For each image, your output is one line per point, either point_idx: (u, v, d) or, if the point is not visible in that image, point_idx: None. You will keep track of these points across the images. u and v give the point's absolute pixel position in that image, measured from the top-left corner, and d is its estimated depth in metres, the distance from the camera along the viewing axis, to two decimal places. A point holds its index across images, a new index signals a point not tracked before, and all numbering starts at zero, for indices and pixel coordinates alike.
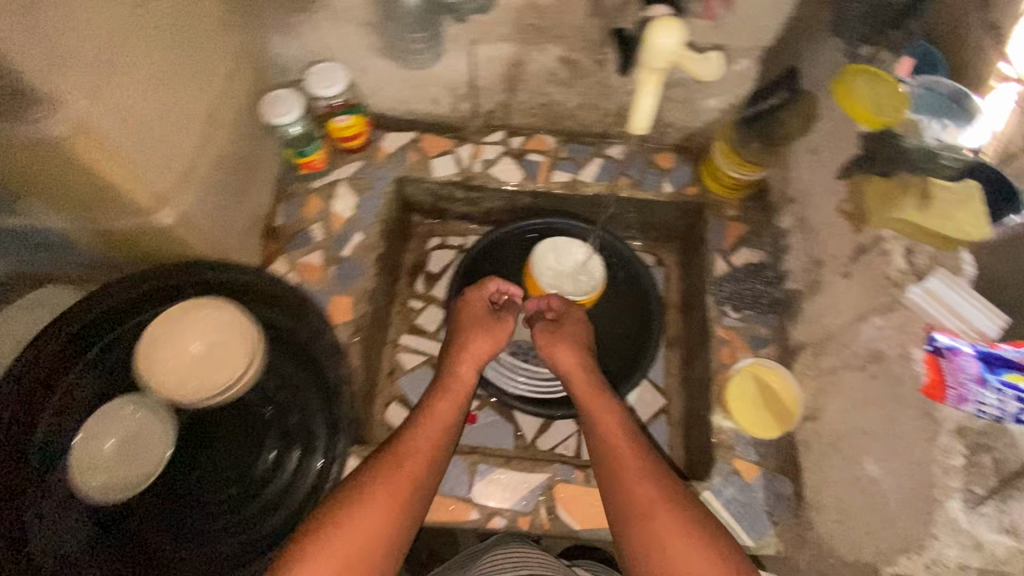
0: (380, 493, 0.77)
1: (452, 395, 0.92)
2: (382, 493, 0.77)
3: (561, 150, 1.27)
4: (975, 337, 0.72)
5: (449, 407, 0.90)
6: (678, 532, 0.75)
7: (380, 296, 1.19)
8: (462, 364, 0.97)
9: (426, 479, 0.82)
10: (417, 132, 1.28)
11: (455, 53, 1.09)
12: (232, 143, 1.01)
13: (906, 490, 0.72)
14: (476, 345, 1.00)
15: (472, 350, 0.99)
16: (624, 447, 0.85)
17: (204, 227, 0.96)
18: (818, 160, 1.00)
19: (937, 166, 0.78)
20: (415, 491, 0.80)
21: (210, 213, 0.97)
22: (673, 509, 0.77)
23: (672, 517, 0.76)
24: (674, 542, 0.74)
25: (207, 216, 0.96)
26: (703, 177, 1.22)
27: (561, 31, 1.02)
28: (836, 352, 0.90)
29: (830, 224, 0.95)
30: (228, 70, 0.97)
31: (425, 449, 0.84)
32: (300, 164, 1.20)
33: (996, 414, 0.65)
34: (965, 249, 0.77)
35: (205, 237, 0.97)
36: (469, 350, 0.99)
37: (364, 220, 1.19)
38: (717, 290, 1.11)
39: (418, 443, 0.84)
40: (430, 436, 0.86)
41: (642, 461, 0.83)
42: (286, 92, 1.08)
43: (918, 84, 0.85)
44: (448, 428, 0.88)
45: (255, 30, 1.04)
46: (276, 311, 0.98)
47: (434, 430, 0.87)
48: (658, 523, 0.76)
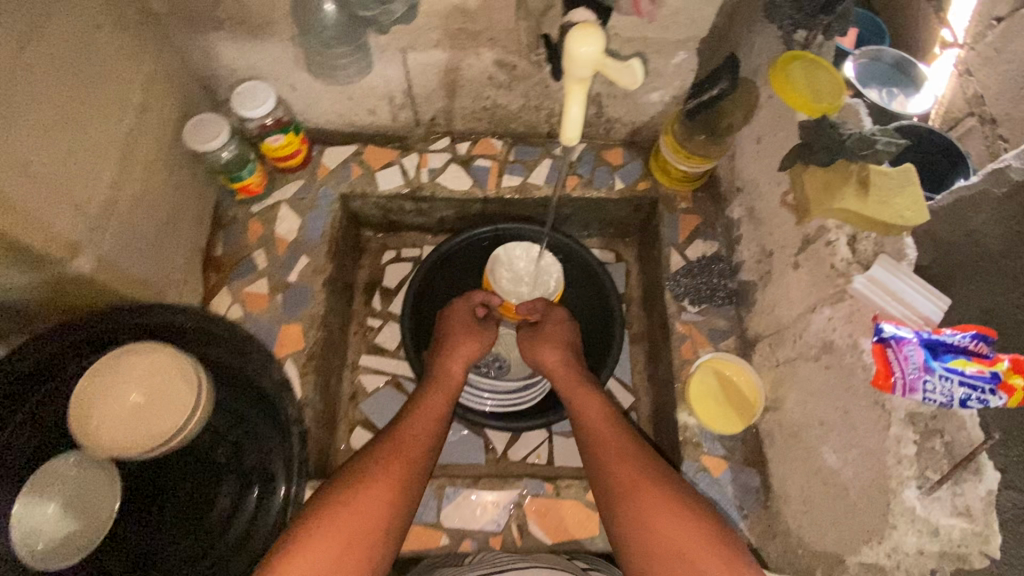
0: (376, 483, 0.80)
1: (442, 394, 0.97)
2: (378, 482, 0.80)
3: (509, 154, 1.24)
4: (920, 323, 0.72)
5: (440, 405, 0.95)
6: (659, 502, 0.76)
7: (333, 319, 1.15)
8: (451, 366, 1.02)
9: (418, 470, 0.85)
10: (358, 145, 1.23)
11: (387, 63, 1.04)
12: (155, 176, 0.95)
13: (864, 479, 0.72)
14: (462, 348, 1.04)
15: (458, 353, 1.04)
16: (607, 430, 0.88)
17: (126, 268, 0.88)
18: (762, 150, 1.00)
19: (875, 154, 0.78)
20: (407, 482, 0.83)
21: (130, 253, 0.89)
22: (654, 480, 0.79)
23: (652, 487, 0.78)
24: (656, 512, 0.75)
25: (127, 256, 0.89)
26: (653, 171, 1.21)
27: (493, 34, 0.98)
28: (790, 343, 0.90)
29: (776, 214, 0.95)
30: (141, 98, 0.90)
31: (417, 442, 0.88)
32: (237, 190, 1.13)
33: (944, 400, 0.66)
34: (905, 234, 0.76)
35: (126, 279, 0.89)
36: (456, 353, 1.04)
37: (310, 241, 1.14)
38: (674, 286, 1.10)
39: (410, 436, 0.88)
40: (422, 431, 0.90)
41: (623, 440, 0.86)
42: (212, 116, 1.02)
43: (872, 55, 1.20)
44: (438, 425, 0.92)
45: (169, 53, 0.97)
46: (215, 349, 0.91)
47: (425, 426, 0.91)
48: (639, 494, 0.78)
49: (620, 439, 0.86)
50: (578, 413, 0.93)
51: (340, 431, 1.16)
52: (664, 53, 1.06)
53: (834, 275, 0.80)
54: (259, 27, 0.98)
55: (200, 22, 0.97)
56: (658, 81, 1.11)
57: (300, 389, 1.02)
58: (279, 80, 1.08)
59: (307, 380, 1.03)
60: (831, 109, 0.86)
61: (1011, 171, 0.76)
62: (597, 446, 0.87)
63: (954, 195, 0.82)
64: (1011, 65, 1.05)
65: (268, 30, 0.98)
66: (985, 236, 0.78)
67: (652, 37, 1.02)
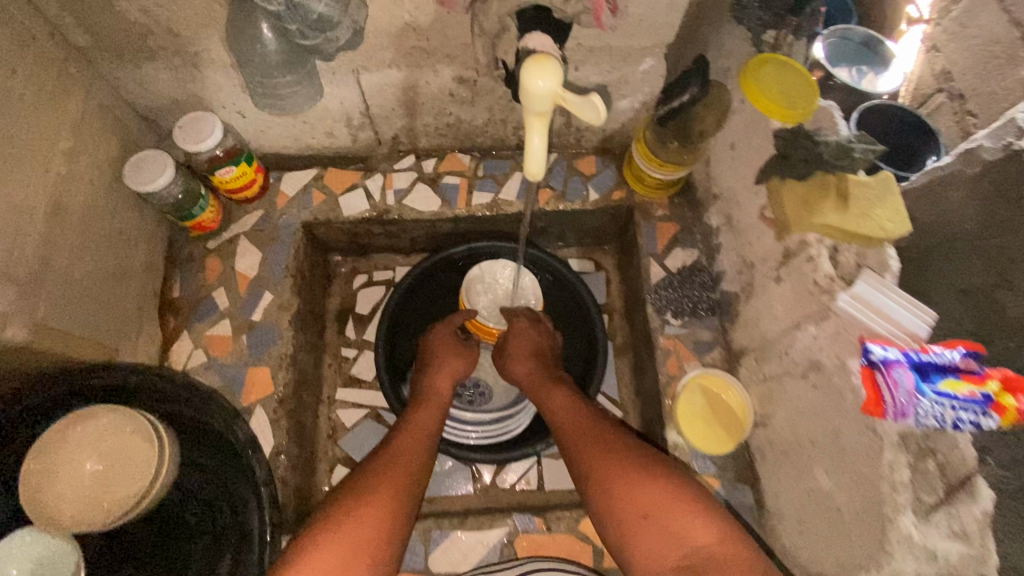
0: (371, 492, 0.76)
1: (430, 407, 0.94)
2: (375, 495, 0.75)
3: (477, 169, 1.18)
4: (908, 340, 0.69)
5: (429, 419, 0.92)
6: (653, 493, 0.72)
7: (304, 356, 1.10)
8: (436, 381, 0.99)
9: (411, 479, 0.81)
10: (318, 169, 1.17)
11: (339, 85, 0.98)
12: (94, 223, 0.88)
13: (862, 503, 0.70)
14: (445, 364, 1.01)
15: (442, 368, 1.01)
16: (593, 428, 0.85)
17: (64, 326, 0.82)
18: (738, 156, 0.96)
19: (852, 163, 0.76)
20: (406, 491, 0.78)
21: (67, 311, 0.82)
22: (647, 472, 0.75)
23: (645, 478, 0.74)
24: (653, 504, 0.72)
25: (65, 313, 0.82)
26: (628, 178, 1.17)
27: (449, 50, 0.93)
28: (778, 358, 0.87)
29: (756, 223, 0.92)
30: (72, 143, 0.83)
31: (411, 452, 0.84)
32: (191, 227, 1.06)
33: (936, 424, 0.63)
34: (888, 245, 0.73)
35: (65, 339, 0.82)
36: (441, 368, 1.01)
37: (272, 276, 1.08)
38: (656, 299, 1.07)
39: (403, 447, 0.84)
40: (415, 442, 0.86)
41: (612, 437, 0.83)
42: (153, 153, 0.94)
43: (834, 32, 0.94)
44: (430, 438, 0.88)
45: (98, 88, 0.90)
46: (175, 405, 0.86)
47: (417, 437, 0.87)
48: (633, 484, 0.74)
49: (611, 436, 0.83)
50: (570, 418, 0.89)
51: (320, 471, 1.11)
52: (631, 60, 1.01)
53: (818, 291, 0.78)
54: (195, 55, 0.90)
55: (129, 53, 0.89)
56: (626, 87, 1.07)
57: (272, 437, 0.96)
58: (225, 108, 1.01)
59: (279, 427, 0.97)
60: (801, 115, 0.83)
61: (983, 150, 0.68)
62: (580, 445, 0.83)
63: (929, 174, 0.76)
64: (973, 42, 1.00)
65: (207, 58, 0.91)
66: (959, 219, 0.71)
67: (617, 45, 0.98)
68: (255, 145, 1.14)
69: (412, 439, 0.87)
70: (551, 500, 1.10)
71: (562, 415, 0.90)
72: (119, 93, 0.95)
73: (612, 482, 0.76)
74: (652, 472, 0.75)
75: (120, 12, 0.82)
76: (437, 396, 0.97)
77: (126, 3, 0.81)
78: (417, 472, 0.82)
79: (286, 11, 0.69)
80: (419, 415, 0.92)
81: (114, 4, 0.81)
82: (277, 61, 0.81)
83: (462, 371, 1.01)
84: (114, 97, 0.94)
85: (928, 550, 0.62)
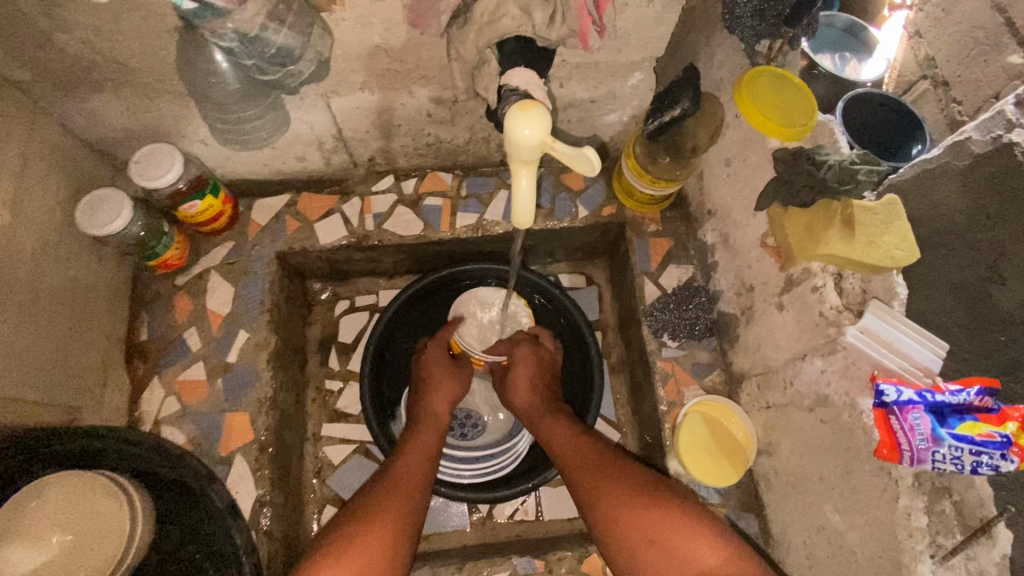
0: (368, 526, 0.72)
1: (428, 432, 0.90)
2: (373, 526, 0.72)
3: (460, 188, 1.12)
4: (921, 376, 0.65)
5: (428, 444, 0.87)
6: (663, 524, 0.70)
7: (285, 395, 1.03)
8: (430, 405, 0.94)
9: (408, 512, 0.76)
10: (292, 194, 1.10)
11: (308, 110, 0.92)
12: (44, 274, 0.81)
13: (878, 545, 0.67)
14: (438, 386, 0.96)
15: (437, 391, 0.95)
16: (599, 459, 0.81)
17: (8, 395, 0.75)
18: (734, 172, 0.92)
19: (856, 187, 0.71)
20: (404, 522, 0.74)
21: (11, 376, 0.75)
22: (658, 498, 0.72)
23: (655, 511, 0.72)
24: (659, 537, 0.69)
25: (8, 380, 0.75)
26: (618, 193, 1.12)
27: (425, 71, 0.87)
28: (783, 387, 0.84)
29: (756, 244, 0.88)
30: (15, 190, 0.76)
31: (408, 482, 0.79)
32: (156, 265, 0.99)
33: (954, 468, 0.59)
34: (896, 272, 0.69)
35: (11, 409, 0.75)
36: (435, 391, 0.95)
37: (247, 312, 1.01)
38: (651, 321, 1.02)
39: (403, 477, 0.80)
40: (414, 471, 0.82)
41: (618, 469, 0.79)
42: (109, 191, 0.87)
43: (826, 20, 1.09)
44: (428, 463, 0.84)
45: (39, 123, 0.82)
46: (146, 463, 0.80)
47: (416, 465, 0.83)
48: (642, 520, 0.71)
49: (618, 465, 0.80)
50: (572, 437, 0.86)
51: (310, 514, 1.06)
52: (619, 75, 0.96)
53: (825, 323, 0.74)
54: (147, 85, 0.83)
55: (74, 86, 0.82)
56: (614, 102, 1.01)
57: (255, 488, 0.91)
58: (186, 137, 0.94)
59: (262, 476, 0.92)
60: (802, 133, 0.79)
61: (972, 143, 0.64)
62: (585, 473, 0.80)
63: (916, 167, 0.72)
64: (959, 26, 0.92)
65: (161, 88, 0.84)
66: (947, 213, 0.67)
67: (604, 60, 0.92)
68: (221, 172, 1.06)
69: (412, 466, 0.82)
70: (551, 532, 1.06)
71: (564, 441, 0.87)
72: (65, 128, 0.87)
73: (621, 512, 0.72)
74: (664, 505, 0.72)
75: (59, 44, 0.75)
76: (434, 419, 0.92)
77: (66, 34, 0.73)
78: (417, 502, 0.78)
79: (240, 47, 0.64)
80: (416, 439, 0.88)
81: (52, 36, 0.73)
82: (235, 93, 0.75)
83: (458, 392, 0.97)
84: (61, 133, 0.86)
85: None
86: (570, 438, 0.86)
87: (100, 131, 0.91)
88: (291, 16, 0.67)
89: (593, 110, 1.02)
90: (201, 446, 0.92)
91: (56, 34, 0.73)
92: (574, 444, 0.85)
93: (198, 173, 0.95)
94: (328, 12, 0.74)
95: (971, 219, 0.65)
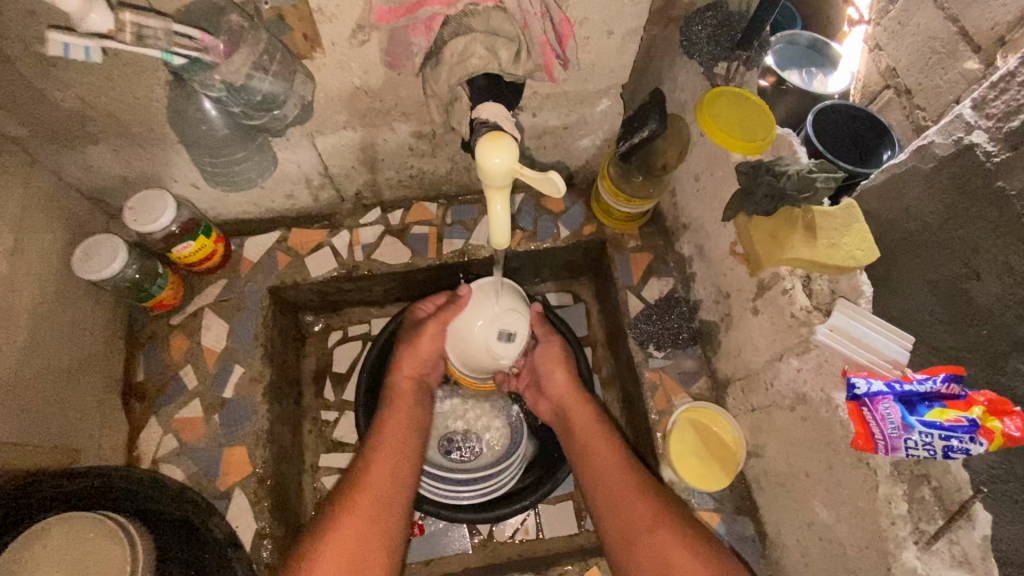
0: (360, 516, 0.80)
1: (401, 407, 0.95)
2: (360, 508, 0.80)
3: (445, 216, 1.16)
4: (891, 368, 0.69)
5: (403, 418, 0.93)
6: (678, 545, 0.76)
7: (282, 427, 1.05)
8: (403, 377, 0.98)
9: (393, 492, 0.83)
10: (283, 230, 1.14)
11: (295, 150, 0.96)
12: (42, 318, 0.84)
13: (866, 535, 0.69)
14: (409, 353, 0.99)
15: (404, 361, 0.99)
16: (625, 473, 0.85)
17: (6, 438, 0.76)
18: (705, 186, 0.97)
19: (815, 194, 0.75)
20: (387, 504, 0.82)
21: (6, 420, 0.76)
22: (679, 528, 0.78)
23: (675, 528, 0.78)
24: (675, 552, 0.76)
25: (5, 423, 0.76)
26: (598, 213, 1.16)
27: (403, 109, 0.92)
28: (765, 389, 0.87)
29: (728, 253, 0.93)
30: (11, 241, 0.79)
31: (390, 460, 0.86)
32: (151, 306, 1.02)
33: (926, 454, 0.62)
34: (859, 272, 0.73)
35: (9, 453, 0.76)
36: (404, 359, 0.99)
37: (241, 347, 1.03)
38: (636, 332, 1.06)
39: (384, 462, 0.86)
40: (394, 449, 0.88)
41: (641, 482, 0.84)
42: (104, 237, 0.90)
43: (784, 38, 1.08)
44: (405, 441, 0.90)
45: (37, 177, 0.86)
46: (146, 501, 0.80)
47: (396, 443, 0.89)
48: (662, 535, 0.77)
49: (640, 480, 0.84)
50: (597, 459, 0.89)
51: None
52: (588, 102, 1.00)
53: (796, 324, 0.78)
54: (140, 136, 0.87)
55: (69, 139, 0.86)
56: (586, 127, 1.06)
57: (254, 521, 0.92)
58: (177, 182, 0.98)
59: (261, 509, 0.93)
60: (762, 146, 0.84)
61: (935, 147, 0.69)
62: (603, 487, 0.86)
63: (887, 171, 0.76)
64: (917, 38, 0.97)
65: (151, 137, 0.88)
66: (918, 214, 0.72)
67: (573, 90, 0.97)
68: (212, 213, 1.10)
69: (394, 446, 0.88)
70: (552, 550, 1.07)
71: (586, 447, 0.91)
72: (61, 179, 0.91)
73: (639, 534, 0.79)
74: (683, 524, 0.78)
75: (54, 100, 0.79)
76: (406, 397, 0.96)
77: (60, 91, 0.78)
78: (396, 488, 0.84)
79: (228, 95, 0.68)
80: (391, 416, 0.93)
81: (48, 94, 0.78)
82: (223, 138, 0.79)
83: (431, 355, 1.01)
84: (56, 184, 0.90)
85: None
86: (595, 447, 0.90)
87: (93, 180, 0.94)
88: (274, 65, 0.71)
89: (566, 136, 1.07)
90: (199, 482, 0.93)
91: (51, 91, 0.78)
92: (602, 454, 0.89)
93: (190, 215, 0.99)
94: (310, 59, 0.79)
95: (943, 213, 0.69)
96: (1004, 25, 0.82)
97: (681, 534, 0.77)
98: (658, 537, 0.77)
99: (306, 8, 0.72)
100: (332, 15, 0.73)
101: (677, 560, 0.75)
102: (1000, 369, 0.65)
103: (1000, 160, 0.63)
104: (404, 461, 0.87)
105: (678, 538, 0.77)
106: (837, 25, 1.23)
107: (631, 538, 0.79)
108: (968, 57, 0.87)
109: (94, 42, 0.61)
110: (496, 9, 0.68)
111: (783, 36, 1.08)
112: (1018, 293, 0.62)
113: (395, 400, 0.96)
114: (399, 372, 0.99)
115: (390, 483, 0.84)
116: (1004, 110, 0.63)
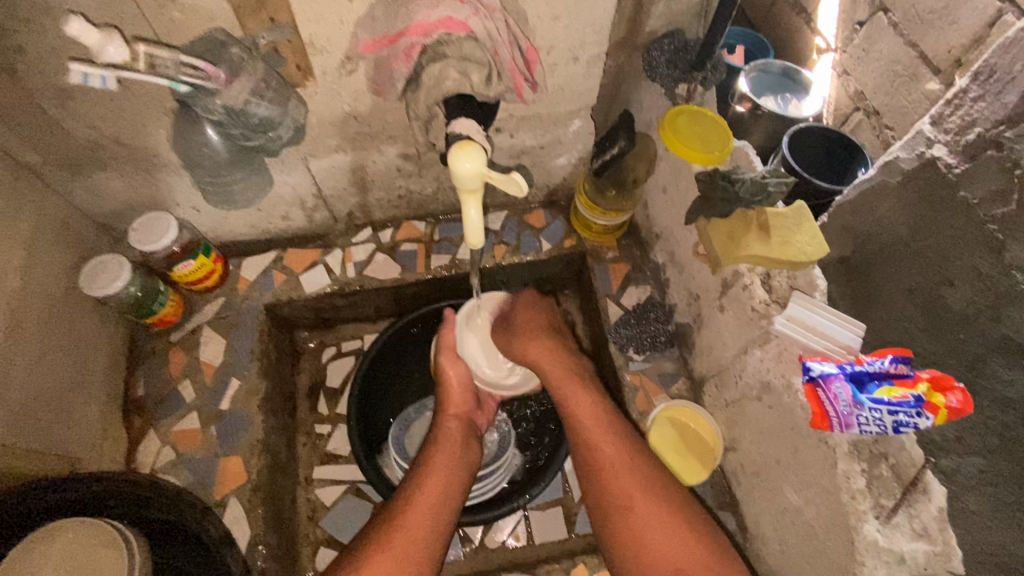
0: (392, 549, 0.77)
1: (448, 444, 0.92)
2: (397, 541, 0.78)
3: (434, 234, 1.23)
4: (844, 353, 0.74)
5: (449, 453, 0.90)
6: (654, 511, 0.80)
7: (276, 438, 1.08)
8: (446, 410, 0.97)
9: (430, 537, 0.80)
10: (279, 250, 1.20)
11: (290, 173, 1.04)
12: (50, 331, 0.89)
13: (831, 512, 0.73)
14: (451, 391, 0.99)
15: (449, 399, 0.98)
16: (610, 446, 0.86)
17: (12, 443, 0.80)
18: (671, 196, 1.04)
19: (768, 198, 0.83)
20: (427, 537, 0.80)
21: (12, 425, 0.80)
22: (660, 496, 0.81)
23: (652, 495, 0.81)
24: (646, 520, 0.79)
25: (11, 428, 0.80)
26: (576, 227, 1.23)
27: (391, 132, 1.00)
28: (735, 383, 0.92)
29: (695, 258, 0.99)
30: (24, 259, 0.85)
31: (434, 496, 0.84)
32: (152, 322, 1.06)
33: (879, 429, 0.66)
34: (813, 266, 0.79)
35: (14, 457, 0.80)
36: (450, 396, 0.98)
37: (238, 361, 1.08)
38: (616, 337, 1.10)
39: (427, 503, 0.82)
40: (436, 487, 0.85)
41: (617, 448, 0.85)
42: (109, 257, 0.96)
43: (759, 66, 1.17)
44: (454, 476, 0.87)
45: (49, 201, 0.93)
46: (141, 506, 0.83)
47: (440, 485, 0.85)
48: (638, 503, 0.81)
49: (623, 452, 0.85)
50: (603, 443, 0.86)
51: (304, 558, 1.05)
52: (561, 123, 1.08)
53: (757, 317, 0.84)
54: (146, 162, 0.95)
55: (80, 166, 0.93)
56: (561, 147, 1.14)
57: (249, 529, 0.94)
58: (180, 205, 1.05)
59: (255, 516, 0.95)
60: (719, 157, 0.91)
61: (901, 161, 0.75)
62: (600, 477, 0.85)
63: (858, 187, 0.82)
64: (881, 62, 1.06)
65: (157, 162, 0.95)
66: (891, 223, 0.77)
67: (545, 112, 1.05)
68: (212, 236, 1.16)
69: (440, 479, 0.86)
70: (543, 555, 1.08)
71: (575, 416, 0.90)
72: (70, 204, 0.98)
73: (620, 511, 0.82)
74: (668, 507, 0.80)
75: (69, 129, 0.86)
76: (452, 433, 0.94)
77: (75, 121, 0.85)
78: (433, 527, 0.81)
79: (227, 119, 0.75)
80: (437, 453, 0.90)
81: (63, 123, 0.85)
82: (224, 160, 0.86)
83: (470, 388, 1.00)
84: (66, 208, 0.96)
85: (895, 553, 0.67)
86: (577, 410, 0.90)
87: (99, 205, 1.01)
88: (270, 92, 0.79)
89: (543, 155, 1.15)
90: (195, 491, 0.96)
91: (67, 121, 0.85)
92: (586, 419, 0.89)
93: (191, 236, 1.05)
94: (303, 87, 0.87)
95: (913, 226, 0.74)
96: (959, 48, 0.91)
97: (653, 502, 0.81)
98: (637, 517, 0.80)
99: (299, 42, 0.80)
100: (323, 47, 0.82)
101: (652, 535, 0.78)
102: (977, 373, 0.66)
103: (961, 171, 0.68)
104: (445, 503, 0.84)
105: (651, 507, 0.80)
106: (804, 53, 1.32)
107: (625, 522, 0.81)
108: (929, 79, 0.96)
109: (110, 72, 0.69)
110: (467, 38, 0.75)
111: (758, 64, 1.18)
112: (986, 296, 0.65)
113: (442, 434, 0.94)
114: (445, 412, 0.97)
115: (432, 519, 0.81)
116: (960, 125, 0.69)
